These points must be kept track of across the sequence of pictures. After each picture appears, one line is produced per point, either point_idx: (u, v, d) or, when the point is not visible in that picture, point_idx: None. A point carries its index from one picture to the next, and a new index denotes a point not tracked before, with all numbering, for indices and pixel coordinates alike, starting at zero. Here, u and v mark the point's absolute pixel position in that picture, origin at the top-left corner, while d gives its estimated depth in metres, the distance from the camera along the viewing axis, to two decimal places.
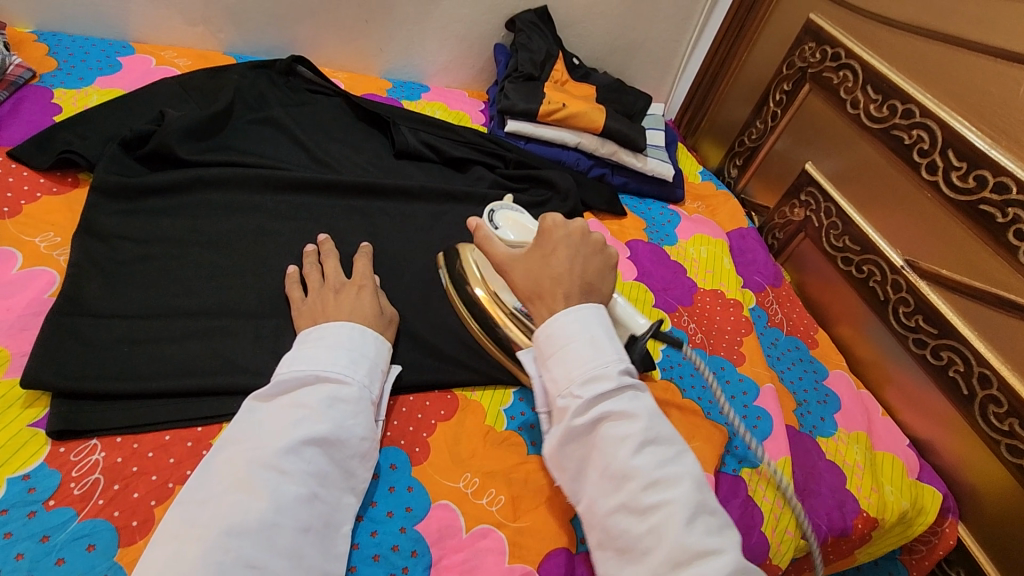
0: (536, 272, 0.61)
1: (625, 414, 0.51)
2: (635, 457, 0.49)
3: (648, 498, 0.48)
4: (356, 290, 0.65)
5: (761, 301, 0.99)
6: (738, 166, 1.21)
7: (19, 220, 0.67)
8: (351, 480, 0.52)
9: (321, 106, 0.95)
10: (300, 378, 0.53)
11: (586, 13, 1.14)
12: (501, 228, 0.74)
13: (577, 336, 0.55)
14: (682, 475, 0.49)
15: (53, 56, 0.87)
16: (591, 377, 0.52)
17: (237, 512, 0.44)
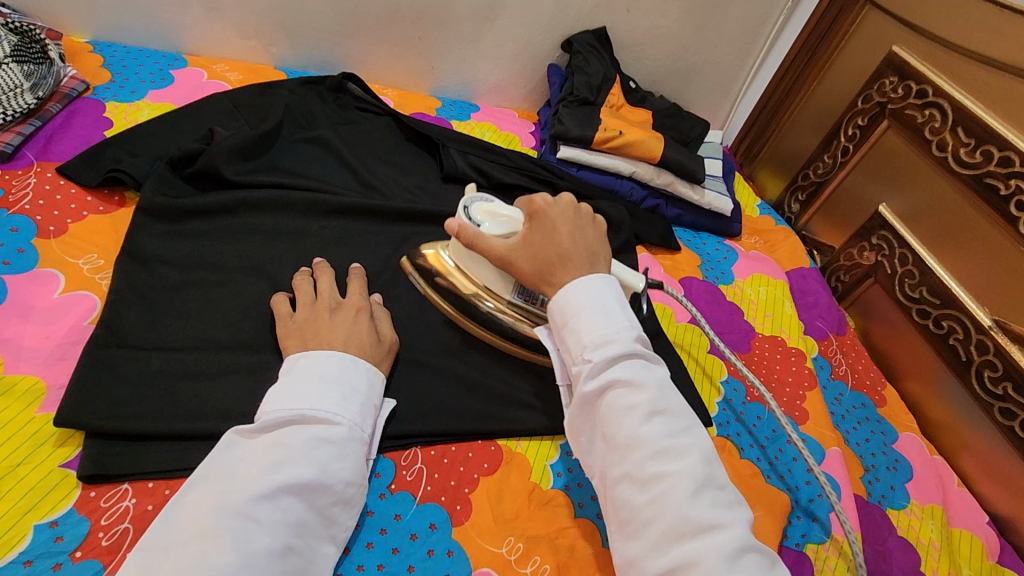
0: (542, 251, 0.58)
1: (635, 384, 0.49)
2: (642, 426, 0.47)
3: (653, 468, 0.46)
4: (354, 312, 0.62)
5: (825, 351, 0.92)
6: (800, 201, 1.15)
7: (64, 240, 0.65)
8: (331, 529, 0.48)
9: (370, 125, 0.93)
10: (283, 415, 0.49)
11: (646, 35, 1.09)
12: (484, 224, 0.62)
13: (591, 303, 0.52)
14: (690, 447, 0.47)
15: (107, 67, 0.86)
16: (602, 343, 0.50)
17: (200, 566, 0.39)
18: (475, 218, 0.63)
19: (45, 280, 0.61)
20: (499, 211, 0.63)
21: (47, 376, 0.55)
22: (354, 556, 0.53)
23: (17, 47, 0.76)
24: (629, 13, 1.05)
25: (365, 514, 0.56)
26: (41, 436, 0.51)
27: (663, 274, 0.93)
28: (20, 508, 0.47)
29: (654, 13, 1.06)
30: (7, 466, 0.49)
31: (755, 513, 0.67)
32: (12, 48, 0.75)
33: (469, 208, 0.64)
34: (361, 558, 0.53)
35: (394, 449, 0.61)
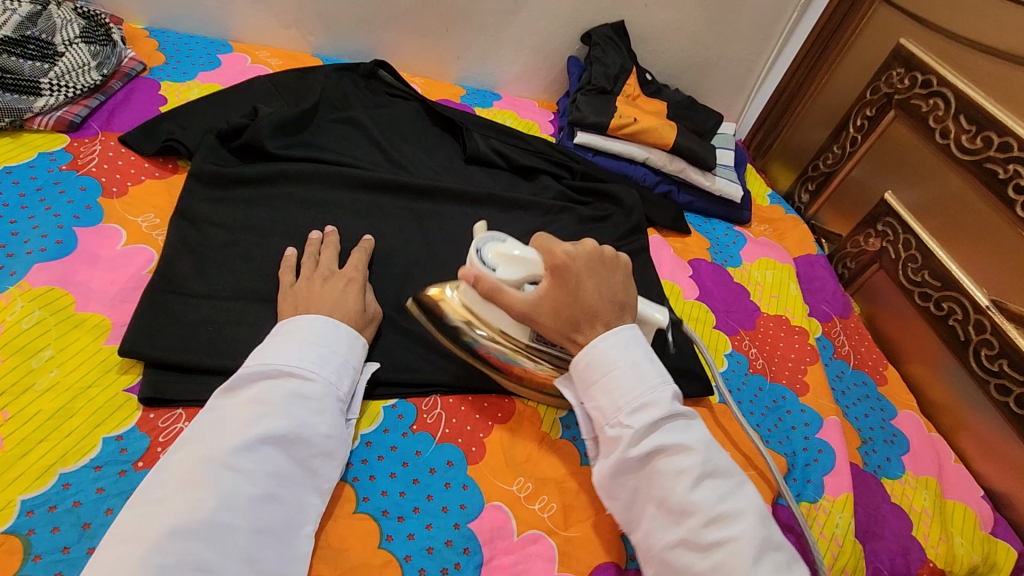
0: (567, 310, 0.58)
1: (680, 446, 0.51)
2: (693, 491, 0.49)
3: (710, 535, 0.48)
4: (345, 283, 0.66)
5: (828, 331, 0.95)
6: (810, 192, 1.18)
7: (125, 200, 0.72)
8: (314, 480, 0.52)
9: (398, 109, 0.99)
10: (263, 374, 0.53)
11: (662, 29, 1.14)
12: (498, 269, 0.61)
13: (620, 361, 0.55)
14: (744, 510, 0.49)
15: (161, 51, 0.94)
16: (639, 406, 0.52)
17: (186, 511, 0.43)
18: (487, 262, 0.62)
19: (109, 234, 0.68)
20: (513, 253, 0.61)
21: (112, 315, 0.62)
22: (379, 483, 0.58)
23: (85, 30, 0.84)
24: (646, 8, 1.10)
25: (389, 449, 0.61)
26: (107, 364, 0.58)
27: (672, 256, 0.98)
28: (90, 422, 0.54)
29: (671, 8, 1.11)
30: (80, 387, 0.55)
31: (751, 471, 0.71)
32: (80, 30, 0.83)
33: (481, 252, 0.62)
34: (385, 486, 0.58)
35: (416, 396, 0.66)
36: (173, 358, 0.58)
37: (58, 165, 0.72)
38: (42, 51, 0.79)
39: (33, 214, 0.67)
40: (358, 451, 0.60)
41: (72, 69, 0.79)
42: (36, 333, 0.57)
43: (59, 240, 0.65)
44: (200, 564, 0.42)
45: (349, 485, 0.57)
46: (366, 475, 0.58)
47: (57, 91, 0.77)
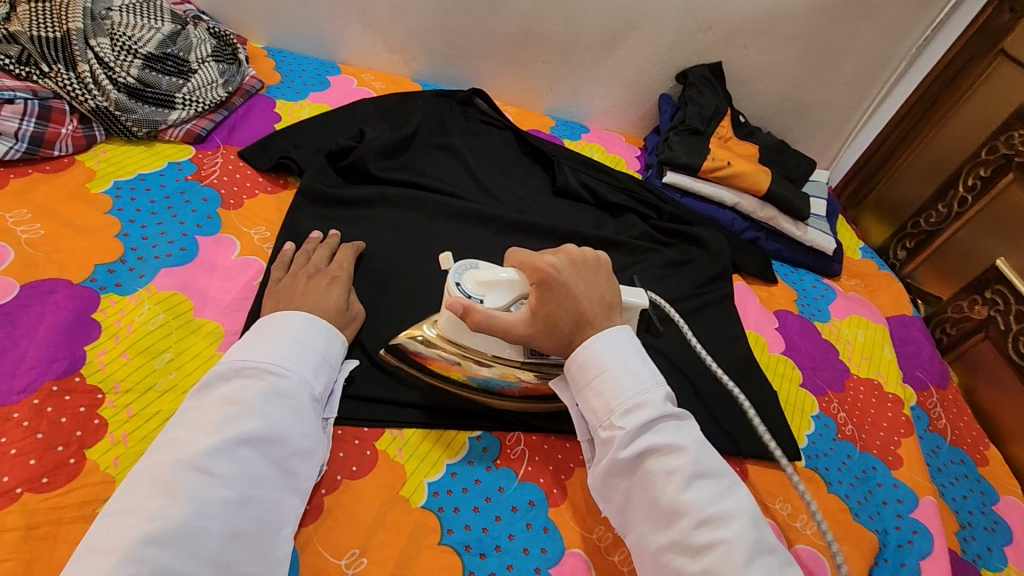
0: (556, 319, 0.57)
1: (670, 447, 0.51)
2: (683, 492, 0.49)
3: (699, 537, 0.47)
4: (329, 280, 0.66)
5: (923, 402, 0.90)
6: (907, 249, 1.13)
7: (241, 212, 0.76)
8: (293, 480, 0.51)
9: (492, 138, 1.01)
10: (235, 373, 0.52)
11: (760, 72, 1.12)
12: (485, 297, 0.60)
13: (614, 362, 0.54)
14: (734, 511, 0.49)
15: (278, 70, 1.00)
16: (632, 408, 0.52)
17: (155, 518, 0.42)
18: (470, 293, 0.60)
19: (225, 244, 0.72)
20: (495, 276, 0.60)
21: (224, 323, 0.65)
22: (462, 516, 0.58)
23: (215, 49, 0.90)
24: (747, 50, 1.09)
25: (473, 482, 0.61)
26: None
27: (759, 306, 0.95)
28: None
29: (773, 52, 1.09)
30: None
31: (840, 546, 0.68)
32: (212, 49, 0.90)
33: (460, 283, 0.61)
34: (469, 519, 0.58)
35: (501, 430, 0.66)
36: None
37: (185, 175, 0.78)
38: (178, 67, 0.85)
39: (161, 220, 0.71)
40: (444, 481, 0.60)
41: (203, 85, 0.85)
42: (159, 336, 0.61)
43: (183, 247, 0.70)
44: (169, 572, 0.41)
45: (435, 515, 0.58)
46: (451, 506, 0.59)
47: (188, 105, 0.82)
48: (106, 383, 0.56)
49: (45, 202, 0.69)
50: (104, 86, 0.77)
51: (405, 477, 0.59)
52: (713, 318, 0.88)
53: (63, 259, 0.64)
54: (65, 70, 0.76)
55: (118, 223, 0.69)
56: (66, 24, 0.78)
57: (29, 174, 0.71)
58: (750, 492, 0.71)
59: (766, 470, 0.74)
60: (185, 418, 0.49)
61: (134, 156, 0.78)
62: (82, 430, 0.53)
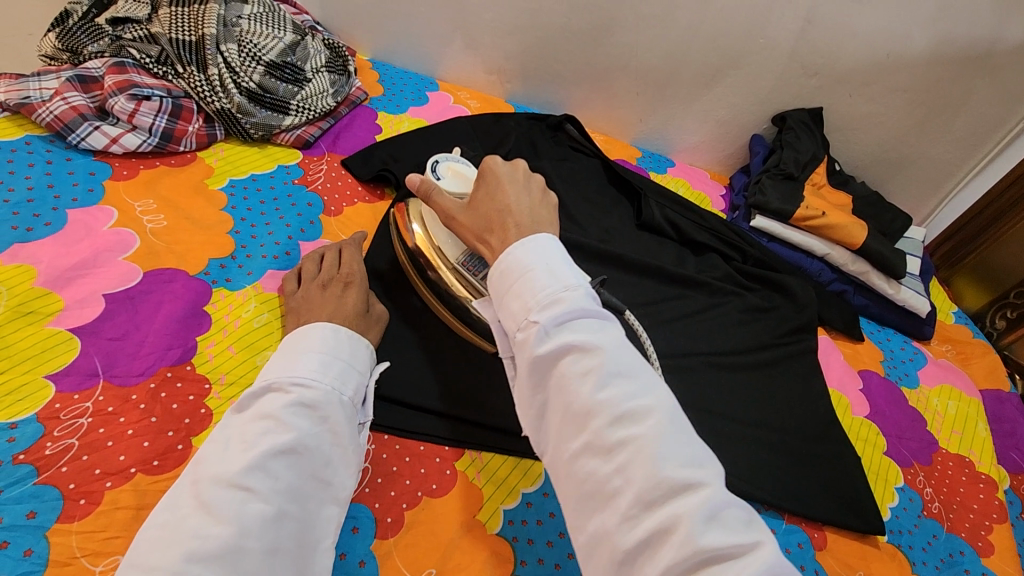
0: (483, 211, 0.55)
1: (587, 345, 0.41)
2: (599, 391, 0.39)
3: (613, 435, 0.37)
4: (342, 287, 0.64)
5: (1018, 486, 0.85)
6: (1007, 320, 1.11)
7: (340, 220, 0.79)
8: (329, 491, 0.49)
9: (580, 164, 1.01)
10: (264, 389, 0.51)
11: (861, 121, 1.09)
12: (444, 179, 0.65)
13: (535, 263, 0.45)
14: (654, 408, 0.39)
15: (380, 83, 1.04)
16: (547, 302, 0.43)
17: (197, 537, 0.41)
18: (438, 172, 0.66)
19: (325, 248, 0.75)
20: (465, 173, 0.66)
21: None
22: (536, 549, 0.58)
23: (329, 61, 0.95)
24: (851, 98, 1.06)
25: (548, 515, 0.61)
26: None
27: (842, 362, 0.91)
28: None
29: (878, 101, 1.05)
30: None
31: None
32: (326, 60, 0.94)
33: (438, 163, 0.67)
34: (543, 553, 0.58)
35: None
36: None
37: (292, 179, 0.81)
38: (295, 75, 0.89)
39: (269, 221, 0.75)
40: (519, 510, 0.60)
41: (315, 93, 0.89)
42: (262, 333, 0.64)
43: (287, 251, 0.72)
44: None
45: (510, 544, 0.58)
46: (526, 538, 0.58)
47: (301, 112, 0.87)
48: (212, 374, 0.59)
49: (168, 194, 0.73)
50: (229, 88, 0.82)
51: (482, 501, 0.60)
52: (796, 371, 0.85)
53: (181, 250, 0.68)
54: (197, 72, 0.82)
55: (230, 220, 0.73)
56: (201, 30, 0.83)
57: (156, 166, 0.76)
58: (829, 562, 0.68)
59: (846, 539, 0.71)
60: (216, 435, 0.48)
61: (248, 156, 0.82)
62: (190, 418, 0.55)
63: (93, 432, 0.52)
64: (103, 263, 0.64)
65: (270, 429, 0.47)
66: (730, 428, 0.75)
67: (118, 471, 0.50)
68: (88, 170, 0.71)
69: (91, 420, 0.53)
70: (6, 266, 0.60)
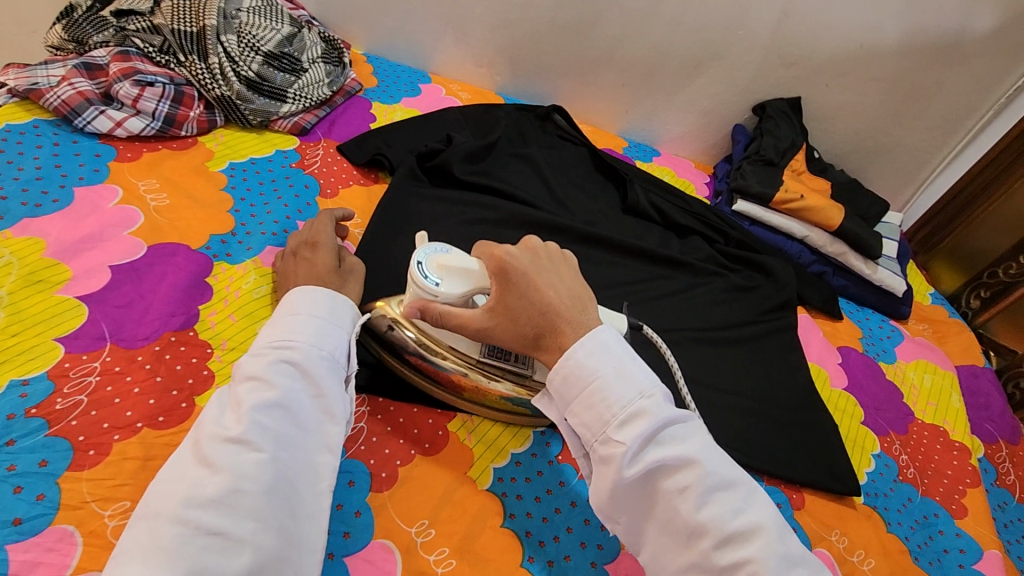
0: (521, 317, 0.54)
1: (679, 462, 0.46)
2: (700, 509, 0.45)
3: (723, 557, 0.44)
4: (313, 248, 0.66)
5: (991, 455, 0.89)
6: (981, 299, 1.15)
7: (336, 201, 0.83)
8: (321, 437, 0.51)
9: (568, 152, 1.04)
10: (251, 353, 0.53)
11: (840, 110, 1.13)
12: (441, 283, 0.58)
13: (604, 372, 0.48)
14: (757, 523, 0.45)
15: (374, 75, 1.07)
16: (628, 418, 0.46)
17: (195, 484, 0.43)
18: (428, 275, 0.58)
19: None
20: (456, 263, 0.58)
21: None
22: (524, 503, 0.61)
23: (324, 52, 0.98)
24: (828, 88, 1.10)
25: (536, 473, 0.64)
26: None
27: (821, 339, 0.94)
28: None
29: (854, 91, 1.10)
30: None
31: None
32: (321, 52, 0.98)
33: (421, 264, 0.59)
34: (531, 508, 0.61)
35: None
36: (365, 350, 0.66)
37: (290, 163, 0.84)
38: (292, 66, 0.93)
39: (268, 201, 0.78)
40: (508, 468, 0.63)
41: (311, 83, 0.93)
42: (261, 303, 0.67)
43: (285, 229, 0.75)
44: (215, 530, 0.42)
45: (499, 499, 0.60)
46: (514, 493, 0.61)
47: (298, 100, 0.90)
48: (214, 339, 0.62)
49: (171, 175, 0.76)
50: (229, 77, 0.85)
51: (472, 459, 0.62)
52: (776, 345, 0.88)
53: (184, 226, 0.71)
54: (198, 61, 0.85)
55: (230, 200, 0.76)
56: (203, 21, 0.86)
57: (159, 149, 0.79)
58: (807, 521, 0.71)
59: (824, 500, 0.74)
60: (213, 400, 0.51)
61: (247, 142, 0.85)
62: (193, 378, 0.58)
63: (101, 389, 0.54)
64: (109, 237, 0.66)
65: (257, 387, 0.50)
66: (712, 396, 0.78)
67: (125, 425, 0.53)
68: (94, 152, 0.74)
69: (99, 378, 0.55)
70: (16, 239, 0.63)
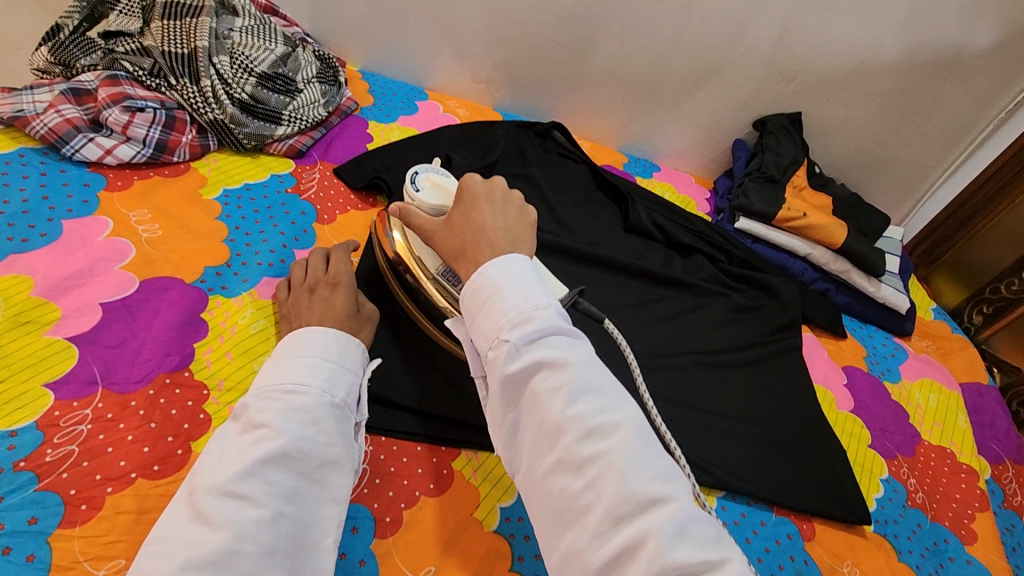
0: (458, 233, 0.53)
1: (557, 362, 0.41)
2: (570, 407, 0.39)
3: (584, 450, 0.38)
4: (331, 288, 0.65)
5: (998, 476, 0.88)
6: (983, 315, 1.15)
7: (334, 227, 0.81)
8: (326, 490, 0.49)
9: (568, 170, 1.03)
10: (256, 396, 0.51)
11: (840, 125, 1.12)
12: (422, 190, 0.66)
13: (505, 284, 0.45)
14: (623, 424, 0.39)
15: (371, 93, 1.05)
16: (518, 321, 0.43)
17: (194, 545, 0.41)
18: (417, 184, 0.67)
19: None
20: (444, 187, 0.67)
21: None
22: (533, 545, 0.59)
23: (319, 71, 0.96)
24: (829, 104, 1.09)
25: None
26: None
27: (826, 359, 0.93)
28: None
29: (855, 106, 1.09)
30: None
31: None
32: (316, 71, 0.96)
33: (417, 175, 0.68)
34: (539, 549, 0.59)
35: None
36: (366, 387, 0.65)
37: (285, 188, 0.82)
38: (286, 86, 0.90)
39: (264, 229, 0.76)
40: (516, 508, 0.62)
41: (306, 104, 0.91)
42: (259, 339, 0.65)
43: (282, 258, 0.73)
44: None
45: (507, 540, 0.59)
46: (522, 534, 0.60)
47: (293, 122, 0.88)
48: (211, 380, 0.60)
49: (163, 204, 0.74)
50: (222, 100, 0.83)
51: (478, 499, 0.61)
52: (782, 368, 0.87)
53: (177, 258, 0.69)
54: (190, 84, 0.83)
55: (225, 229, 0.74)
56: (194, 42, 0.84)
57: (150, 176, 0.76)
58: (817, 552, 0.70)
59: (834, 530, 0.73)
60: (213, 445, 0.49)
61: (241, 166, 0.83)
62: (189, 423, 0.56)
63: (92, 438, 0.52)
64: (99, 272, 0.64)
65: (262, 437, 0.48)
66: (719, 423, 0.77)
67: (119, 476, 0.51)
68: (82, 181, 0.72)
69: (91, 426, 0.53)
70: (2, 276, 0.61)
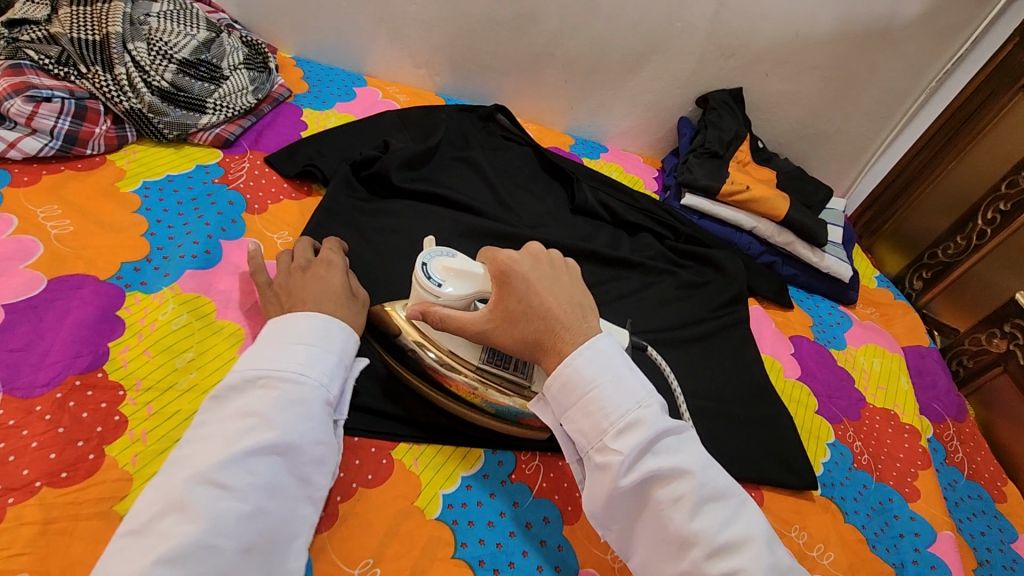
0: (518, 323, 0.54)
1: (672, 471, 0.47)
2: (693, 520, 0.45)
3: (716, 568, 0.44)
4: (326, 269, 0.63)
5: (940, 434, 0.90)
6: (924, 280, 1.18)
7: (265, 217, 0.77)
8: (308, 489, 0.48)
9: (513, 153, 1.01)
10: (248, 382, 0.48)
11: (780, 100, 1.13)
12: (444, 285, 0.59)
13: (602, 379, 0.49)
14: (746, 535, 0.46)
15: (305, 80, 1.02)
16: (625, 426, 0.47)
17: (172, 534, 0.40)
18: (432, 276, 0.59)
19: (248, 247, 0.72)
20: (465, 268, 0.60)
21: (245, 325, 0.65)
22: (476, 530, 0.58)
23: (247, 57, 0.93)
24: (769, 78, 1.10)
25: (488, 496, 0.61)
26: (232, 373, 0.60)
27: (774, 331, 0.94)
28: None
29: (794, 80, 1.10)
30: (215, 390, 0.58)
31: None
32: (244, 57, 0.92)
33: (427, 265, 0.60)
34: (483, 534, 0.58)
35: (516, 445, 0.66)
36: None
37: (212, 178, 0.79)
38: (211, 73, 0.87)
39: (187, 220, 0.72)
40: (459, 494, 0.60)
41: (233, 91, 0.87)
42: (181, 335, 0.61)
43: (207, 249, 0.70)
44: None
45: (450, 527, 0.57)
46: (465, 520, 0.58)
47: (219, 110, 0.84)
48: (127, 380, 0.56)
49: (75, 200, 0.69)
50: (139, 89, 0.79)
51: (420, 487, 0.59)
52: (729, 340, 0.87)
53: (90, 255, 0.65)
54: (103, 72, 0.78)
55: (144, 222, 0.70)
56: (106, 28, 0.80)
57: (61, 171, 0.72)
58: (767, 518, 0.70)
59: (783, 496, 0.73)
60: (197, 428, 0.46)
61: (164, 157, 0.79)
62: (102, 426, 0.53)
63: None
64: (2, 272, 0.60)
65: (251, 426, 0.45)
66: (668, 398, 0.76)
67: (21, 485, 0.48)
68: None
69: None
70: None
